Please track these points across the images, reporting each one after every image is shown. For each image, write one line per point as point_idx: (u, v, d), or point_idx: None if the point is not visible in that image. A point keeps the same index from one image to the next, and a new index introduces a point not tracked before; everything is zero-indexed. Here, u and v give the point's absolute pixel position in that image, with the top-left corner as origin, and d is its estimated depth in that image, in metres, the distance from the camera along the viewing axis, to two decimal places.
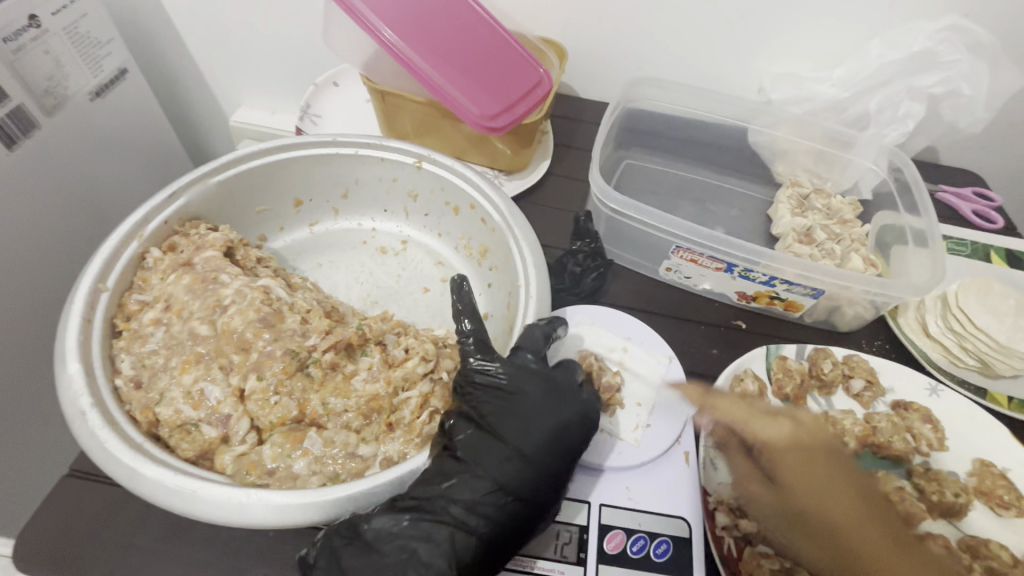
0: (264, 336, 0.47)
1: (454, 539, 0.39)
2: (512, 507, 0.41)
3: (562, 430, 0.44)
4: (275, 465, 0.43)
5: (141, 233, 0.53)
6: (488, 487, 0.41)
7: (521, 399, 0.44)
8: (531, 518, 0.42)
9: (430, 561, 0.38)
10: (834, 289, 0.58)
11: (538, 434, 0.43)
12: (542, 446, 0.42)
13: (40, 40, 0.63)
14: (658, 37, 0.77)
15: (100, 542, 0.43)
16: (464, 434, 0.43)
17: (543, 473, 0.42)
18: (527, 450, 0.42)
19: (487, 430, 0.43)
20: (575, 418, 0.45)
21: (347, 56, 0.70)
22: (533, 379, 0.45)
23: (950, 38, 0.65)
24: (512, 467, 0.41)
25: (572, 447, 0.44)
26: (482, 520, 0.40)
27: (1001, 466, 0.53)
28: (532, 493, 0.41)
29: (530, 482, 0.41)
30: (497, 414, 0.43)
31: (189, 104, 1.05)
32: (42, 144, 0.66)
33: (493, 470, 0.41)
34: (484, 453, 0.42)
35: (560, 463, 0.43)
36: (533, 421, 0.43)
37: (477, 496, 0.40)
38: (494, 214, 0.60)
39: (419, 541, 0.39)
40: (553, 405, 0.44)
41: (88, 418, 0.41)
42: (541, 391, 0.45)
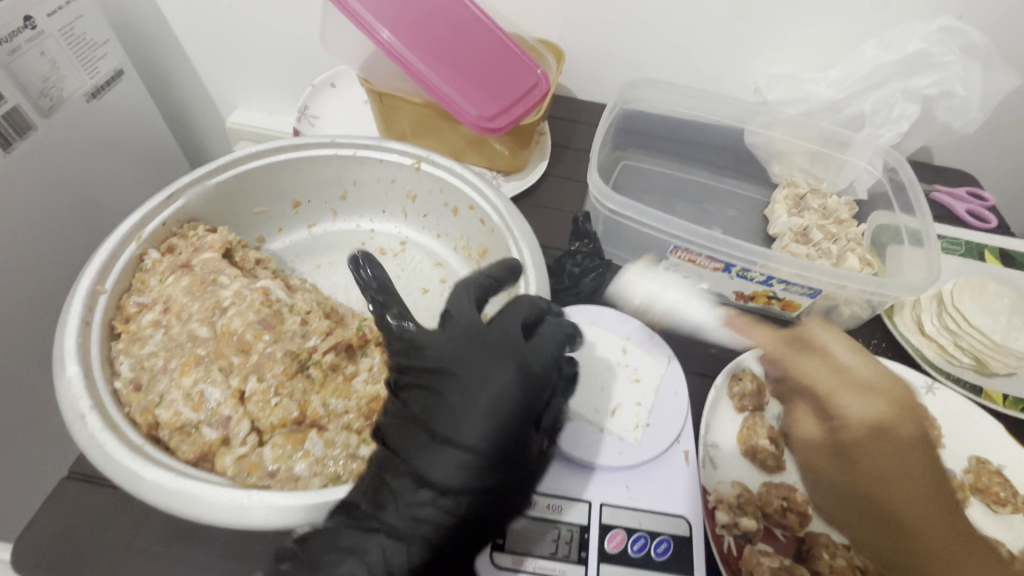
0: (264, 338, 0.47)
1: (385, 548, 0.39)
2: (451, 498, 0.41)
3: (494, 406, 0.43)
4: (276, 466, 0.43)
5: (140, 234, 0.53)
6: (423, 483, 0.41)
7: (451, 386, 0.44)
8: (479, 506, 0.41)
9: (365, 575, 0.38)
10: (830, 289, 0.59)
11: (466, 418, 0.42)
12: (472, 431, 0.42)
13: (36, 41, 0.63)
14: (655, 38, 0.77)
15: (100, 544, 0.43)
16: (398, 432, 0.44)
17: (479, 456, 0.41)
18: (458, 438, 0.42)
19: (419, 425, 0.43)
20: (508, 389, 0.43)
21: (344, 57, 0.70)
22: (461, 363, 0.45)
23: (944, 39, 0.66)
24: (444, 460, 0.41)
25: (507, 422, 0.43)
26: (422, 519, 0.40)
27: (996, 463, 0.53)
28: (469, 480, 0.41)
29: (465, 470, 0.41)
30: (429, 408, 0.43)
31: (186, 106, 1.05)
32: (38, 146, 0.65)
33: (425, 467, 0.41)
34: (417, 450, 0.42)
35: (497, 442, 0.42)
36: (462, 406, 0.43)
37: (409, 498, 0.41)
38: (493, 215, 0.60)
39: (350, 554, 0.38)
40: (482, 385, 0.43)
41: (88, 421, 0.41)
42: (466, 372, 0.44)
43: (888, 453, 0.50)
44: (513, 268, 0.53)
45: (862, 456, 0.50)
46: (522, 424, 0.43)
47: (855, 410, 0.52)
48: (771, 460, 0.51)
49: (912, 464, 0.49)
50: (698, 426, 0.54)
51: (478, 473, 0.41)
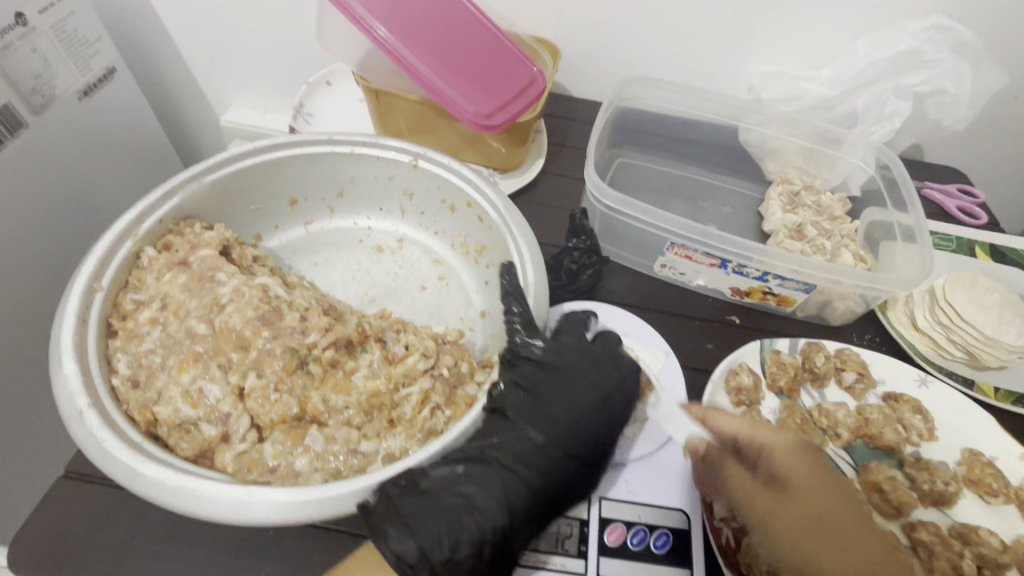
0: (263, 335, 0.47)
1: (508, 487, 0.43)
2: (568, 466, 0.46)
3: (609, 400, 0.49)
4: (277, 462, 0.43)
5: (136, 232, 0.53)
6: (542, 449, 0.46)
7: (570, 373, 0.50)
8: (585, 479, 0.46)
9: (485, 505, 0.42)
10: (825, 284, 0.59)
11: (585, 399, 0.48)
12: (592, 414, 0.48)
13: (27, 38, 0.62)
14: (651, 36, 0.77)
15: (98, 543, 0.42)
16: (514, 400, 0.48)
17: (594, 438, 0.47)
18: (580, 417, 0.48)
19: (536, 398, 0.48)
20: (619, 390, 0.50)
21: (339, 53, 0.69)
22: (579, 357, 0.51)
23: (934, 37, 0.67)
24: (564, 432, 0.47)
25: (618, 414, 0.49)
26: (541, 479, 0.44)
27: (989, 456, 0.54)
28: (581, 453, 0.47)
29: (580, 441, 0.47)
30: (550, 385, 0.49)
31: (179, 104, 1.04)
32: (29, 144, 0.65)
33: (547, 433, 0.46)
34: (539, 418, 0.47)
35: (608, 428, 0.48)
36: (583, 391, 0.49)
37: (528, 453, 0.45)
38: (491, 211, 0.60)
39: (473, 488, 0.42)
40: (600, 378, 0.50)
41: (85, 418, 0.40)
42: (585, 364, 0.50)
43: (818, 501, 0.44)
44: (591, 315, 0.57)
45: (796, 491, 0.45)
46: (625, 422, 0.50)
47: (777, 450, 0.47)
48: None
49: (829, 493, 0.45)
50: None
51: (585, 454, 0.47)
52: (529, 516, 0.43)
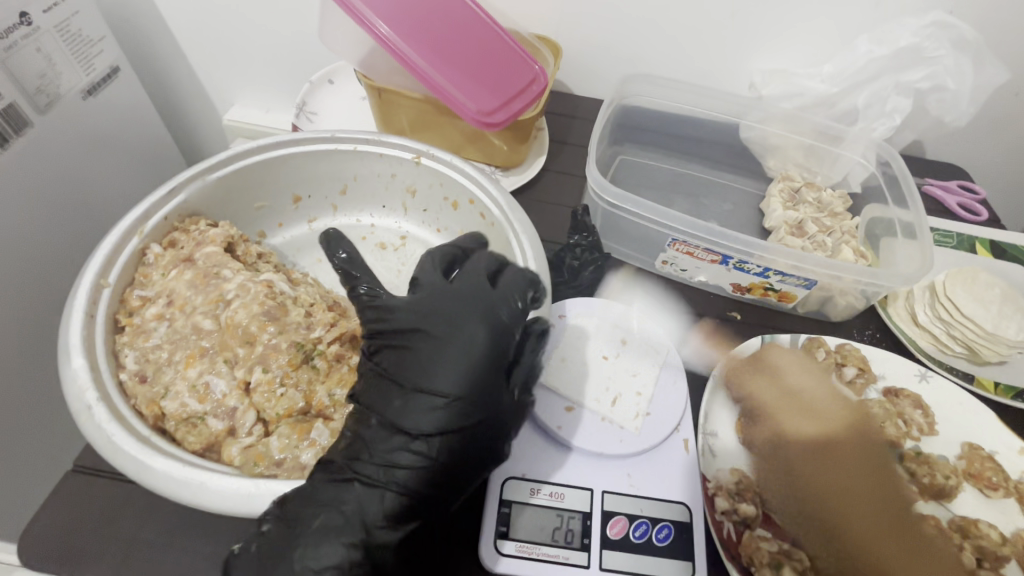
0: (268, 330, 0.47)
1: (365, 500, 0.39)
2: (433, 445, 0.41)
3: (467, 355, 0.42)
4: (283, 456, 0.43)
5: (142, 229, 0.53)
6: (400, 434, 0.41)
7: (423, 338, 0.44)
8: (455, 459, 0.41)
9: (343, 523, 0.39)
10: (826, 280, 0.60)
11: (440, 368, 0.42)
12: (447, 377, 0.42)
13: (32, 37, 0.63)
14: (653, 34, 0.78)
15: (107, 536, 0.43)
16: (373, 391, 0.44)
17: (455, 404, 0.41)
18: (432, 385, 0.42)
19: (391, 379, 0.43)
20: (480, 340, 0.43)
21: (342, 52, 0.70)
22: (434, 314, 0.45)
23: (936, 34, 0.67)
24: (421, 410, 0.41)
25: (479, 377, 0.42)
26: (403, 471, 0.40)
27: (989, 450, 0.54)
28: (452, 428, 0.41)
29: (440, 416, 0.41)
30: (405, 360, 0.44)
31: (182, 104, 1.05)
32: (34, 144, 0.65)
33: (400, 418, 0.41)
34: (391, 405, 0.42)
35: (465, 392, 0.42)
36: (435, 353, 0.43)
37: (382, 446, 0.41)
38: (494, 208, 0.61)
39: (320, 511, 0.39)
40: (454, 333, 0.43)
41: (94, 412, 0.41)
42: (440, 323, 0.44)
43: (848, 475, 0.50)
44: (477, 241, 0.54)
45: (804, 468, 0.50)
46: (494, 377, 0.43)
47: (799, 427, 0.53)
48: (771, 449, 0.52)
49: (865, 474, 0.51)
50: (698, 415, 0.55)
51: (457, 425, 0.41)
52: (402, 518, 0.40)
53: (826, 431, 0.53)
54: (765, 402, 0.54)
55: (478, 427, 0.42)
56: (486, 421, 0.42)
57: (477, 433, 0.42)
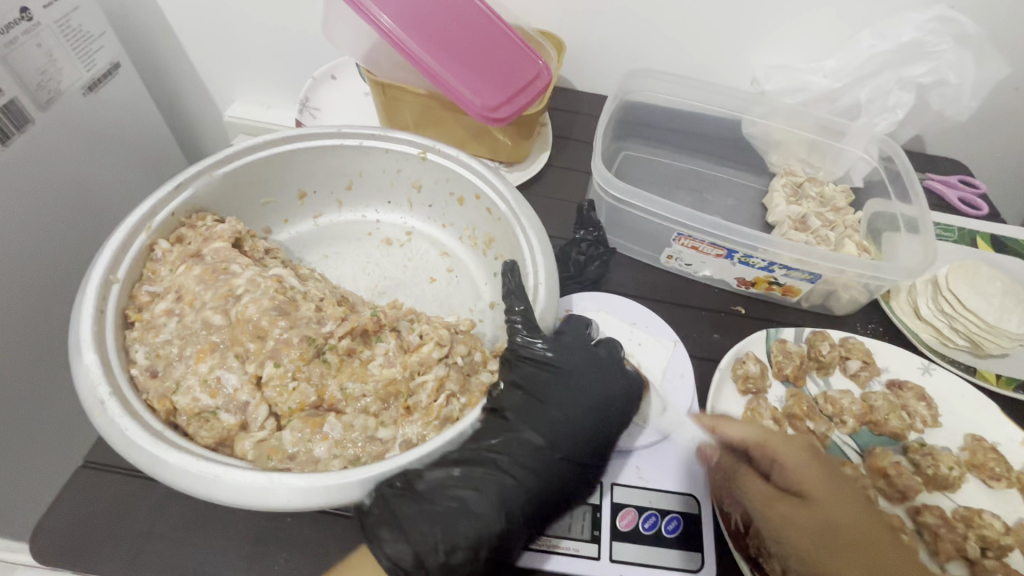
0: (280, 324, 0.47)
1: (506, 491, 0.43)
2: (565, 469, 0.45)
3: (607, 406, 0.48)
4: (296, 449, 0.44)
5: (150, 225, 0.53)
6: (542, 450, 0.45)
7: (573, 375, 0.49)
8: (580, 484, 0.46)
9: (484, 509, 0.42)
10: (830, 274, 0.60)
11: (587, 407, 0.48)
12: (593, 417, 0.48)
13: (32, 32, 0.63)
14: (655, 29, 0.78)
15: (120, 531, 0.43)
16: (514, 400, 0.47)
17: (594, 443, 0.47)
18: (580, 419, 0.47)
19: (538, 400, 0.48)
20: (621, 395, 0.49)
21: (345, 46, 0.70)
22: (584, 358, 0.51)
23: (937, 28, 0.67)
24: (563, 435, 0.46)
25: (617, 423, 0.48)
26: (540, 479, 0.44)
27: (992, 441, 0.55)
28: (579, 458, 0.46)
29: (580, 447, 0.46)
30: (553, 388, 0.48)
31: (182, 100, 1.04)
32: (36, 140, 0.65)
33: (548, 433, 0.46)
34: (540, 420, 0.47)
35: (603, 427, 0.48)
36: (579, 395, 0.48)
37: (527, 452, 0.45)
38: (500, 203, 0.61)
39: (471, 491, 0.42)
40: (602, 380, 0.50)
41: (107, 407, 0.41)
42: (588, 366, 0.50)
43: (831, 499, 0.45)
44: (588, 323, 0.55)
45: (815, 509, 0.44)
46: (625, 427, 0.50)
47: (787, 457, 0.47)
48: None
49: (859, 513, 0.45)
50: (704, 408, 0.55)
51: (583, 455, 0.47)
52: (530, 519, 0.43)
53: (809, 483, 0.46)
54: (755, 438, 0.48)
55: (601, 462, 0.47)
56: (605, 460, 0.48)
57: (592, 469, 0.47)
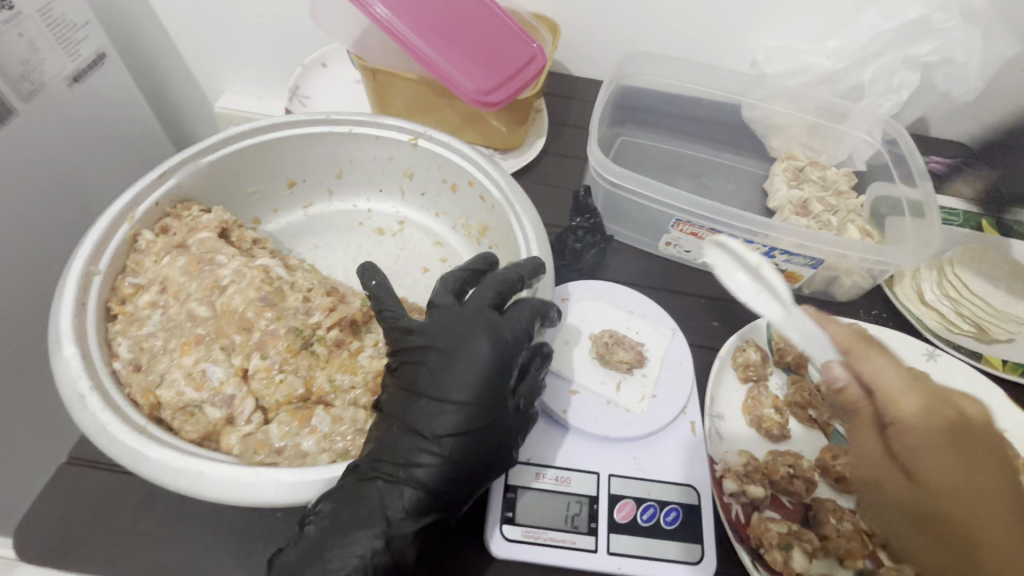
0: (266, 316, 0.46)
1: (395, 496, 0.39)
2: (445, 446, 0.40)
3: (473, 368, 0.41)
4: (284, 443, 0.42)
5: (132, 215, 0.52)
6: (414, 435, 0.41)
7: (432, 350, 0.43)
8: (473, 464, 0.41)
9: (367, 516, 0.39)
10: (832, 259, 0.59)
11: (453, 378, 0.41)
12: (459, 385, 0.41)
13: (13, 21, 0.61)
14: (652, 11, 0.76)
15: (103, 527, 0.42)
16: (393, 395, 0.43)
17: (466, 411, 0.41)
18: (444, 391, 0.41)
19: (407, 387, 0.43)
20: (486, 353, 0.42)
21: (335, 32, 0.68)
22: (438, 324, 0.44)
23: (944, 6, 0.65)
24: (430, 415, 0.41)
25: (489, 390, 0.41)
26: (420, 469, 0.40)
27: (999, 428, 0.54)
28: (464, 435, 0.40)
29: (454, 424, 0.40)
30: (418, 373, 0.42)
31: (171, 91, 1.02)
32: (19, 133, 0.63)
33: (416, 421, 0.41)
34: (410, 411, 0.42)
35: (485, 400, 0.41)
36: (444, 366, 0.42)
37: (403, 450, 0.40)
38: (493, 190, 0.59)
39: (351, 501, 0.39)
40: (459, 344, 0.42)
41: (88, 402, 0.40)
42: (449, 334, 0.43)
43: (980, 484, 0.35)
44: (493, 259, 0.52)
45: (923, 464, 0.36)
46: (503, 385, 0.42)
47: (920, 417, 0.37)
48: (777, 429, 0.51)
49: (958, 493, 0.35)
50: (704, 397, 0.54)
51: (467, 430, 0.41)
52: (425, 514, 0.40)
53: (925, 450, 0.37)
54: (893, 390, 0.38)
55: (491, 432, 0.41)
56: (493, 424, 0.42)
57: (485, 443, 0.41)
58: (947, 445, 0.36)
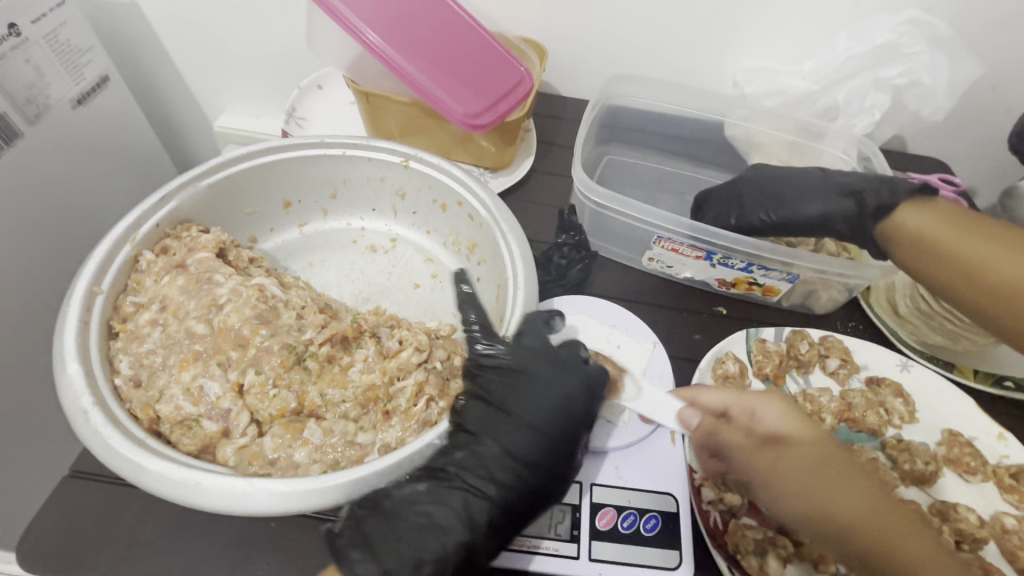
0: (260, 333, 0.48)
1: (472, 504, 0.43)
2: (531, 470, 0.45)
3: (566, 405, 0.47)
4: (277, 455, 0.45)
5: (134, 236, 0.54)
6: (504, 455, 0.45)
7: (524, 378, 0.48)
8: (546, 491, 0.45)
9: (448, 525, 0.42)
10: (809, 274, 0.61)
11: (545, 410, 0.47)
12: (551, 416, 0.47)
13: (20, 48, 0.63)
14: (635, 36, 0.79)
15: (105, 538, 0.43)
16: (476, 411, 0.47)
17: (554, 443, 0.46)
18: (538, 419, 0.46)
19: (496, 408, 0.47)
20: (578, 394, 0.48)
21: (330, 57, 0.71)
22: (540, 359, 0.49)
23: (910, 31, 0.68)
24: (519, 439, 0.46)
25: (577, 423, 0.47)
26: (501, 484, 0.44)
27: (968, 436, 0.56)
28: (543, 465, 0.45)
29: (542, 451, 0.46)
30: (510, 397, 0.47)
31: (171, 111, 1.05)
32: (25, 155, 0.66)
33: (507, 440, 0.45)
34: (501, 430, 0.46)
35: (571, 434, 0.47)
36: (541, 396, 0.47)
37: (490, 463, 0.44)
38: (481, 210, 0.62)
39: (436, 505, 0.42)
40: (557, 379, 0.48)
41: (90, 416, 0.42)
42: (546, 368, 0.49)
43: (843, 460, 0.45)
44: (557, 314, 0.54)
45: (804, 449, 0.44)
46: (585, 428, 0.48)
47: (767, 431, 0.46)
48: None
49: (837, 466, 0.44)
50: None
51: (550, 459, 0.46)
52: (493, 530, 0.43)
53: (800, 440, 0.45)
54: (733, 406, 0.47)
55: (566, 466, 0.46)
56: (567, 455, 0.46)
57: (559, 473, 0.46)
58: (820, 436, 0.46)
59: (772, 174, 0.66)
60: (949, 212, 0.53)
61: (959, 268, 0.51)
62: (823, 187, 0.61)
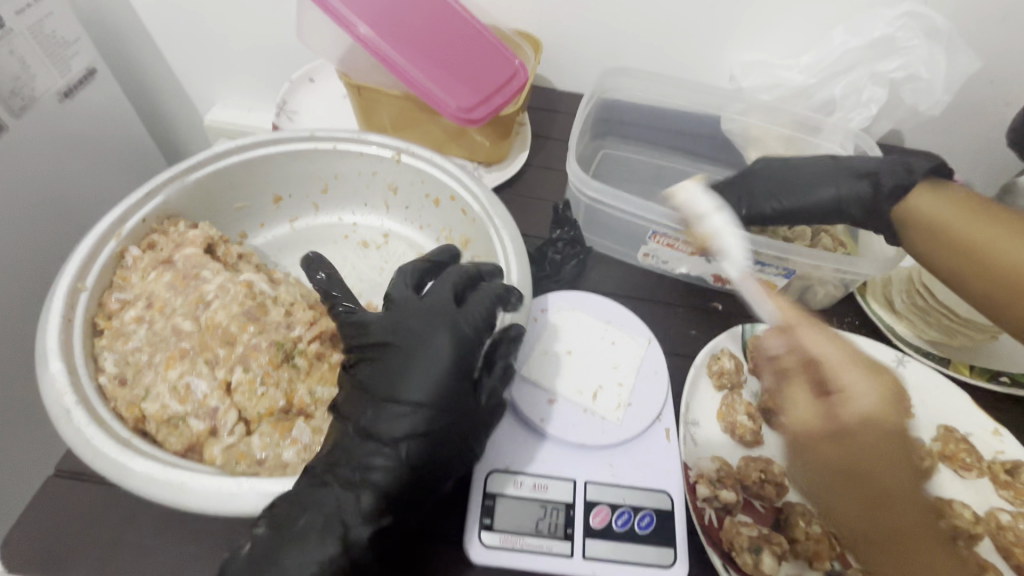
0: (248, 330, 0.48)
1: (359, 498, 0.40)
2: (401, 447, 0.41)
3: (430, 363, 0.43)
4: (265, 454, 0.44)
5: (119, 231, 0.53)
6: (371, 439, 0.42)
7: (393, 351, 0.44)
8: (430, 461, 0.42)
9: (323, 524, 0.39)
10: (805, 269, 0.60)
11: (411, 375, 0.43)
12: (415, 385, 0.42)
13: (4, 40, 0.62)
14: (631, 29, 0.78)
15: (91, 539, 0.43)
16: (350, 399, 0.44)
17: (423, 410, 0.42)
18: (401, 391, 0.42)
19: (367, 390, 0.44)
20: (444, 343, 0.44)
21: (322, 51, 0.69)
22: (401, 325, 0.45)
23: (908, 24, 0.68)
24: (389, 417, 0.42)
25: (454, 379, 0.43)
26: (376, 471, 0.41)
27: (964, 431, 0.56)
28: (423, 430, 0.42)
29: (410, 423, 0.42)
30: (374, 374, 0.44)
31: (161, 105, 1.04)
32: (9, 149, 0.65)
33: (371, 423, 0.42)
34: (364, 415, 0.43)
35: (442, 396, 0.42)
36: (404, 365, 0.43)
37: (361, 454, 0.41)
38: (474, 204, 0.61)
39: (307, 508, 0.39)
40: (419, 344, 0.44)
41: (74, 416, 0.41)
42: (410, 325, 0.45)
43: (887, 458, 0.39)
44: (496, 269, 0.53)
45: (855, 434, 0.40)
46: (463, 381, 0.43)
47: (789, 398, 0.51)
48: (750, 436, 0.53)
49: (884, 460, 0.39)
50: (680, 404, 0.55)
51: (426, 423, 0.42)
52: (380, 518, 0.40)
53: (853, 422, 0.41)
54: (830, 360, 0.43)
55: (452, 426, 0.43)
56: (456, 417, 0.43)
57: (444, 437, 0.42)
58: (887, 435, 0.40)
59: (775, 161, 0.64)
60: (960, 196, 0.53)
61: (961, 254, 0.51)
62: (820, 174, 0.61)
